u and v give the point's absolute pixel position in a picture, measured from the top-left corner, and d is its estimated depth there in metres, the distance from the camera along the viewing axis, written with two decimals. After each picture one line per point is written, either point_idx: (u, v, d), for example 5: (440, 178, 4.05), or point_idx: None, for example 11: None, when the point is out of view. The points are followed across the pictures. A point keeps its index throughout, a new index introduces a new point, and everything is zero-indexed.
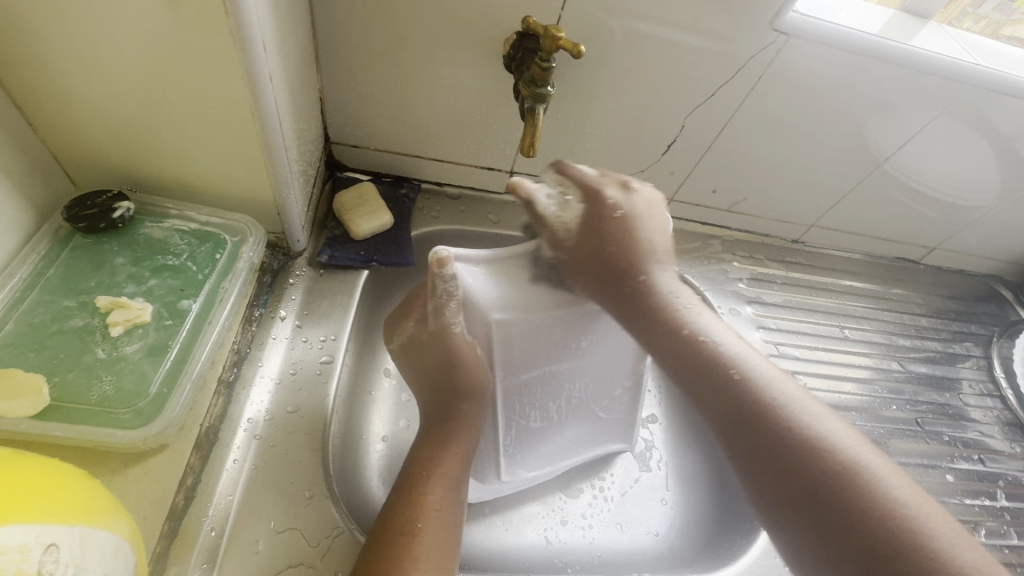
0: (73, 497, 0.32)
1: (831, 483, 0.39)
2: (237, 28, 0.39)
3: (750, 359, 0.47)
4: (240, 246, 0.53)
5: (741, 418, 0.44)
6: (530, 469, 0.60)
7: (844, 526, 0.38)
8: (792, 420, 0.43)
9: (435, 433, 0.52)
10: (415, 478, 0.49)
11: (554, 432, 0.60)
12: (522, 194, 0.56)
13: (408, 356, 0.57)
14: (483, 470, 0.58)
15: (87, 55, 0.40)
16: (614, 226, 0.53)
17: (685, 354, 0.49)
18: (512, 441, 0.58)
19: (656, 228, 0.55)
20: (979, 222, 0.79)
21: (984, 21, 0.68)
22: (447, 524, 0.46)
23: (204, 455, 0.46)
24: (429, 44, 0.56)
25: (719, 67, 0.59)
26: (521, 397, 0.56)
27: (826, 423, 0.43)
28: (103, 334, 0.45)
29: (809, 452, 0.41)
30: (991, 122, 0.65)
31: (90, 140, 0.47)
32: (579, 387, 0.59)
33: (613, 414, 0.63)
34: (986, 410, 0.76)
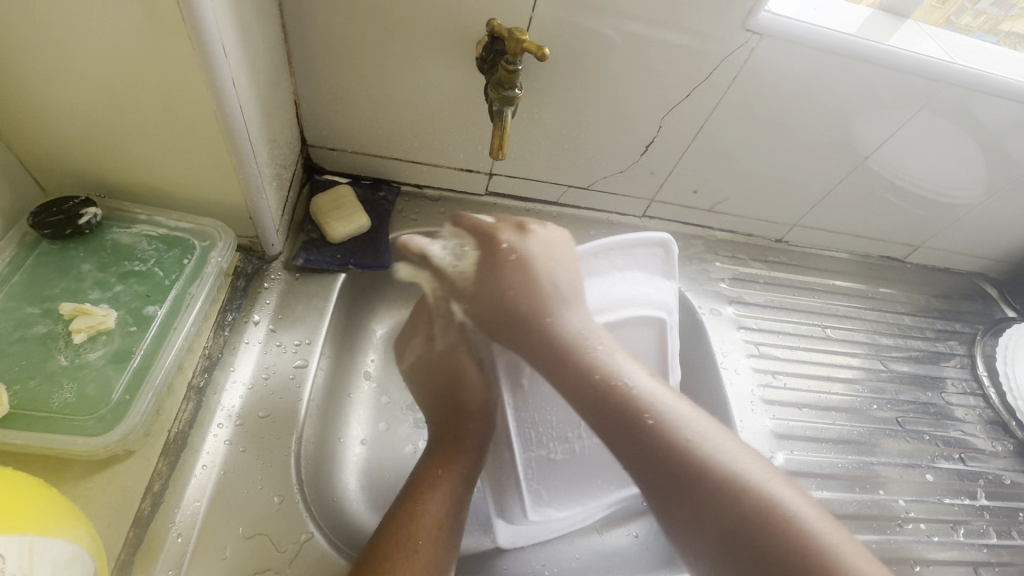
0: (25, 506, 0.32)
1: (757, 533, 0.41)
2: (194, 32, 0.38)
3: (664, 402, 0.49)
4: (209, 251, 0.53)
5: (662, 464, 0.46)
6: (561, 509, 0.58)
7: (764, 571, 0.40)
8: (703, 463, 0.45)
9: (437, 454, 0.54)
10: (411, 494, 0.49)
11: (584, 468, 0.59)
12: (415, 250, 0.62)
13: (418, 375, 0.63)
14: (509, 509, 0.57)
15: (45, 63, 0.40)
16: (511, 266, 0.58)
17: (602, 405, 0.50)
18: (535, 476, 0.58)
19: (557, 270, 0.58)
20: (965, 220, 0.79)
21: (982, 17, 0.67)
22: (442, 540, 0.46)
23: (171, 461, 0.46)
24: (401, 46, 0.56)
25: (693, 67, 0.59)
26: (536, 423, 0.58)
27: (740, 456, 0.45)
28: (66, 341, 0.45)
29: (728, 498, 0.43)
30: (972, 121, 0.65)
31: (55, 147, 0.47)
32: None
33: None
34: (969, 409, 0.76)
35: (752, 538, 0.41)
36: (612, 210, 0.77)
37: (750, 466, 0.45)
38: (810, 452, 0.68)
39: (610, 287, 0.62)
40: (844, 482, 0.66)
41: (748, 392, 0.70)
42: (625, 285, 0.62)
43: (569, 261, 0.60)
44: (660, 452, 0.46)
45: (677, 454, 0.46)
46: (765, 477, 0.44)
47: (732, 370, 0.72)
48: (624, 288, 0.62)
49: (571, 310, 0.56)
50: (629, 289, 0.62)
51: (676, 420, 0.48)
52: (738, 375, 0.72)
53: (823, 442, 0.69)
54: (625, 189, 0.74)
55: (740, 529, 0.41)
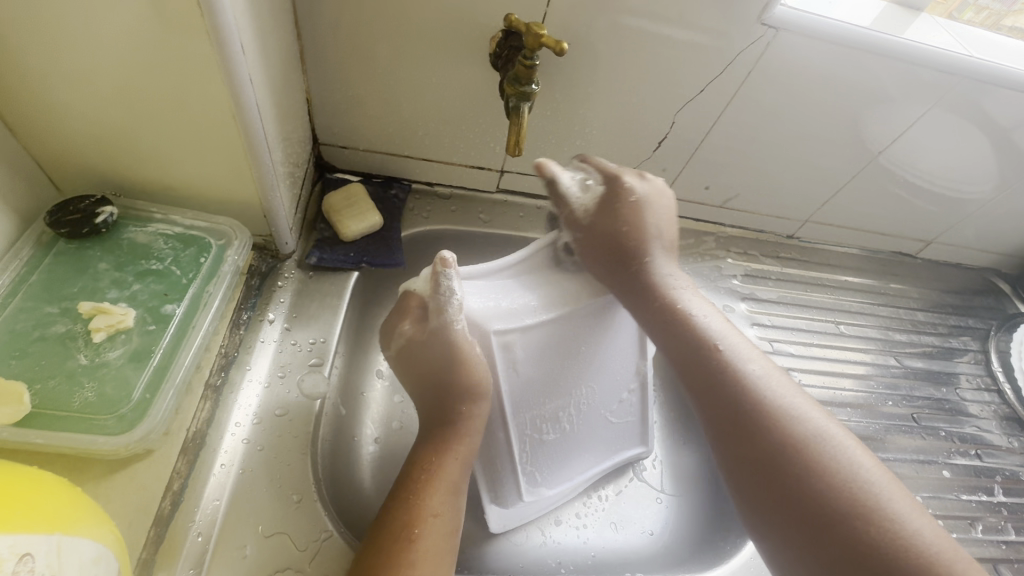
0: (51, 506, 0.32)
1: (801, 459, 0.42)
2: (214, 30, 0.38)
3: (734, 336, 0.51)
4: (225, 249, 0.53)
5: (720, 386, 0.47)
6: (553, 486, 0.59)
7: (801, 492, 0.41)
8: (761, 394, 0.46)
9: (432, 436, 0.51)
10: (412, 483, 0.47)
11: (570, 444, 0.60)
12: (546, 174, 0.58)
13: (406, 363, 0.55)
14: (504, 493, 0.57)
15: (64, 61, 0.40)
16: (628, 208, 0.57)
17: (674, 332, 0.52)
18: (529, 458, 0.58)
19: (663, 214, 0.58)
20: (977, 215, 0.78)
21: (984, 12, 0.67)
22: (448, 533, 0.46)
23: (190, 460, 0.45)
24: (414, 44, 0.56)
25: (708, 62, 0.59)
26: (531, 410, 0.56)
27: (801, 399, 0.46)
28: (85, 340, 0.45)
29: (783, 429, 0.44)
30: (987, 115, 0.64)
31: (71, 146, 0.46)
32: (587, 393, 0.59)
33: (624, 418, 0.63)
34: (983, 405, 0.76)
35: (799, 468, 0.42)
36: None
37: (808, 408, 0.45)
38: None
39: None
40: None
41: None
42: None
43: (673, 214, 0.59)
44: (723, 378, 0.47)
45: (738, 382, 0.47)
46: (821, 419, 0.44)
47: None
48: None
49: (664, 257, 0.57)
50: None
51: (743, 354, 0.49)
52: None
53: None
54: None
55: (786, 455, 0.43)
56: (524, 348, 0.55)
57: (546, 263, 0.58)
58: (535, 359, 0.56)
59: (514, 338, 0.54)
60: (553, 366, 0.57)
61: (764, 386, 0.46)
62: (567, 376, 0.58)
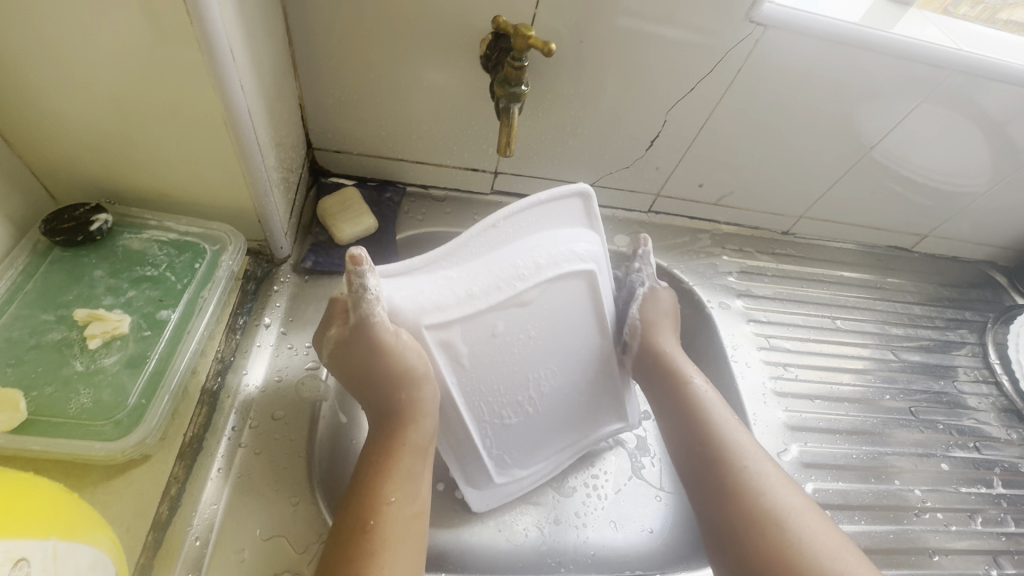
0: (48, 510, 0.32)
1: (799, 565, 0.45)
2: (202, 35, 0.38)
3: (735, 427, 0.54)
4: (220, 255, 0.53)
5: (724, 489, 0.50)
6: (525, 466, 0.58)
7: None
8: (759, 497, 0.49)
9: (383, 431, 0.48)
10: (367, 476, 0.46)
11: (536, 424, 0.56)
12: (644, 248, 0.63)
13: (341, 362, 0.50)
14: (475, 477, 0.56)
15: (56, 70, 0.40)
16: (661, 311, 0.62)
17: (683, 420, 0.55)
18: (496, 442, 0.54)
19: (672, 321, 0.62)
20: (973, 208, 0.78)
21: (980, 6, 0.67)
22: (409, 518, 0.45)
23: (187, 465, 0.46)
24: (404, 48, 0.56)
25: (698, 59, 0.59)
26: (485, 396, 0.51)
27: (796, 500, 0.49)
28: (81, 346, 0.45)
29: (781, 537, 0.46)
30: (978, 108, 0.64)
31: (64, 154, 0.47)
32: (548, 374, 0.53)
33: (594, 393, 0.58)
34: (982, 397, 0.76)
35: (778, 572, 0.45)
36: (618, 206, 0.77)
37: (804, 507, 0.49)
38: (824, 443, 0.67)
39: (553, 241, 0.50)
40: (858, 473, 0.66)
41: (759, 385, 0.70)
42: (554, 244, 0.50)
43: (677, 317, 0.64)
44: (718, 471, 0.51)
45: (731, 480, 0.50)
46: (816, 522, 0.48)
47: (743, 363, 0.71)
48: (554, 245, 0.50)
49: (674, 344, 0.60)
50: (559, 244, 0.51)
51: (748, 454, 0.52)
52: (749, 368, 0.71)
53: (834, 433, 0.68)
54: (631, 185, 0.74)
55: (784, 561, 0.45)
56: (465, 337, 0.48)
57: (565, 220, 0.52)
58: (484, 348, 0.49)
59: (451, 330, 0.48)
60: (507, 353, 0.50)
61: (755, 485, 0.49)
62: (521, 358, 0.51)
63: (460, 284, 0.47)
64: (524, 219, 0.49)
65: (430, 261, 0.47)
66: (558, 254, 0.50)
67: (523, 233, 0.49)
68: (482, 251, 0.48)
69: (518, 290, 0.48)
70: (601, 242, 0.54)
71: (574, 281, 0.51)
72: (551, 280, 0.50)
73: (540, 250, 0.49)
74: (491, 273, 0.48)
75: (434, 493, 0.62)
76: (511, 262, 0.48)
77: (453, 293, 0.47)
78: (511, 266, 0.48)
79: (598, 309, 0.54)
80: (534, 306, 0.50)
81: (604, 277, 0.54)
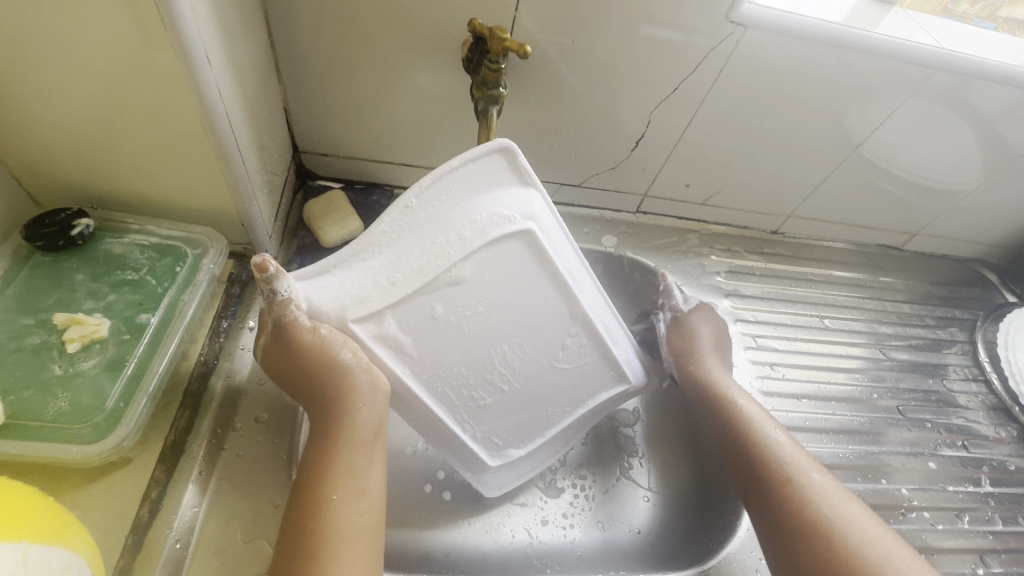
0: (20, 515, 0.32)
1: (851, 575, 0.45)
2: (177, 40, 0.39)
3: (783, 442, 0.54)
4: (201, 259, 0.53)
5: (771, 499, 0.51)
6: (522, 446, 0.57)
7: None
8: (806, 505, 0.49)
9: (322, 426, 0.47)
10: (308, 475, 0.44)
11: (519, 401, 0.52)
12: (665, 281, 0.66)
13: (269, 351, 0.47)
14: (469, 461, 0.56)
15: (34, 76, 0.41)
16: (696, 331, 0.64)
17: (733, 440, 0.56)
18: (475, 425, 0.52)
19: (717, 339, 0.65)
20: (962, 206, 0.78)
21: (980, 4, 0.67)
22: (354, 514, 0.43)
23: (168, 468, 0.46)
24: (386, 52, 0.57)
25: (680, 59, 0.59)
26: (447, 379, 0.49)
27: (849, 509, 0.49)
28: (60, 351, 0.45)
29: (831, 546, 0.46)
30: (963, 106, 0.64)
31: (47, 160, 0.47)
32: (512, 347, 0.49)
33: (575, 362, 0.54)
34: (971, 395, 0.76)
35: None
36: (606, 207, 0.77)
37: (858, 516, 0.48)
38: (811, 443, 0.67)
39: (476, 206, 0.46)
40: (846, 473, 0.66)
41: (746, 385, 0.70)
42: (476, 212, 0.46)
43: (723, 336, 0.66)
44: (770, 488, 0.51)
45: (783, 498, 0.50)
46: (870, 531, 0.47)
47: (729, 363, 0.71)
48: (476, 214, 0.46)
49: (718, 366, 0.62)
50: (482, 210, 0.46)
51: (795, 464, 0.52)
52: (736, 368, 0.71)
53: (822, 433, 0.68)
54: (618, 185, 0.74)
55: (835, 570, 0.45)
56: (401, 324, 0.46)
57: (489, 176, 0.47)
58: (429, 333, 0.47)
59: (383, 318, 0.46)
60: (457, 336, 0.47)
61: (808, 500, 0.49)
62: (478, 337, 0.48)
63: (382, 273, 0.45)
64: (438, 191, 0.45)
65: (348, 256, 0.46)
66: (483, 221, 0.46)
67: (441, 207, 0.46)
68: (402, 237, 0.46)
69: (445, 269, 0.45)
70: (541, 198, 0.49)
71: (510, 245, 0.47)
72: (480, 250, 0.46)
73: (466, 217, 0.46)
74: (415, 255, 0.45)
75: (421, 494, 0.62)
76: (433, 239, 0.45)
77: (379, 283, 0.45)
78: (433, 243, 0.45)
79: (550, 271, 0.49)
80: (476, 280, 0.46)
81: (548, 234, 0.49)
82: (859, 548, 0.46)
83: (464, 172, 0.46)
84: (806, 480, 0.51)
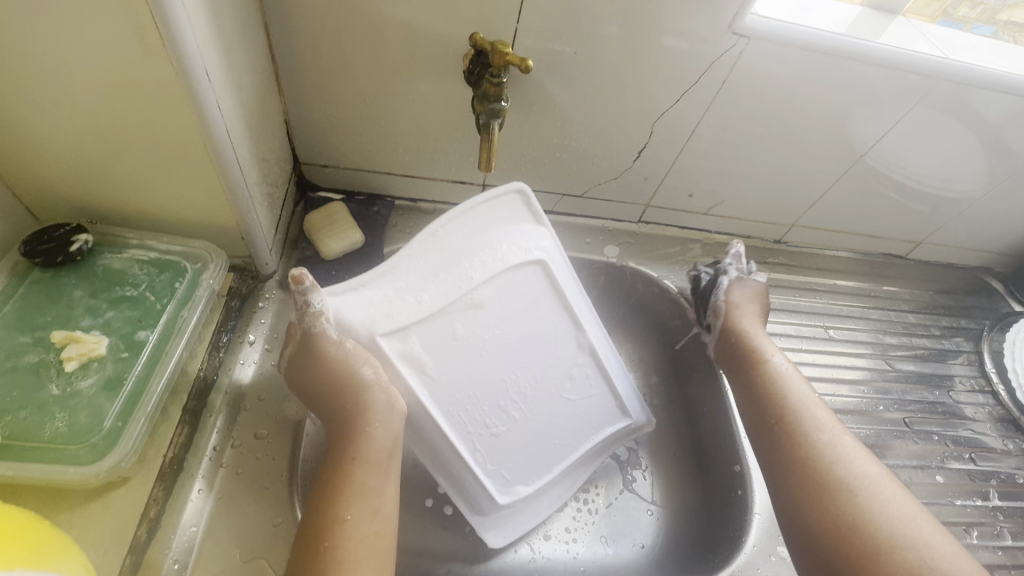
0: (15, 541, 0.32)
1: (864, 524, 0.46)
2: (177, 57, 0.39)
3: (815, 403, 0.56)
4: (201, 274, 0.53)
5: (792, 450, 0.53)
6: (531, 482, 0.54)
7: (858, 551, 0.46)
8: (827, 459, 0.51)
9: (335, 448, 0.46)
10: (320, 498, 0.43)
11: (529, 431, 0.52)
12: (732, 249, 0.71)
13: (296, 372, 0.49)
14: (476, 503, 0.53)
15: (32, 93, 0.41)
16: (741, 299, 0.68)
17: (761, 397, 0.58)
18: (487, 457, 0.51)
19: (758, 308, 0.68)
20: (966, 215, 0.78)
21: (980, 7, 0.66)
22: (368, 536, 0.42)
23: (167, 486, 0.45)
24: (386, 65, 0.57)
25: (682, 69, 0.59)
26: (463, 402, 0.48)
27: (871, 468, 0.50)
28: (57, 369, 0.45)
29: (848, 499, 0.48)
30: (967, 115, 0.64)
31: (45, 175, 0.47)
32: (527, 374, 0.51)
33: (583, 395, 0.55)
34: (978, 406, 0.75)
35: (848, 535, 0.47)
36: (608, 217, 0.77)
37: (881, 477, 0.50)
38: None
39: (497, 238, 0.52)
40: None
41: None
42: (498, 242, 0.51)
43: (763, 307, 0.69)
44: (795, 440, 0.54)
45: (806, 450, 0.53)
46: (889, 490, 0.49)
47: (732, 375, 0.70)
48: (497, 244, 0.51)
49: (756, 329, 0.65)
50: (502, 241, 0.51)
51: (821, 422, 0.54)
52: None
53: None
54: (620, 195, 0.74)
55: (847, 521, 0.47)
56: (423, 343, 0.47)
57: (507, 216, 0.54)
58: (447, 354, 0.48)
59: (407, 334, 0.47)
60: (473, 357, 0.49)
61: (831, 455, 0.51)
62: (494, 360, 0.49)
63: (408, 292, 0.48)
64: (462, 226, 0.52)
65: (376, 275, 0.49)
66: (503, 250, 0.51)
67: (463, 238, 0.51)
68: (427, 262, 0.50)
69: (468, 289, 0.48)
70: (552, 237, 0.55)
71: (528, 272, 0.51)
72: (501, 274, 0.50)
73: (489, 247, 0.51)
74: (438, 279, 0.49)
75: (422, 509, 0.61)
76: (458, 264, 0.49)
77: (405, 302, 0.48)
78: (457, 267, 0.49)
79: (562, 300, 0.53)
80: (494, 304, 0.49)
81: (561, 266, 0.54)
82: (873, 505, 0.47)
83: (488, 209, 0.54)
84: (834, 440, 0.53)
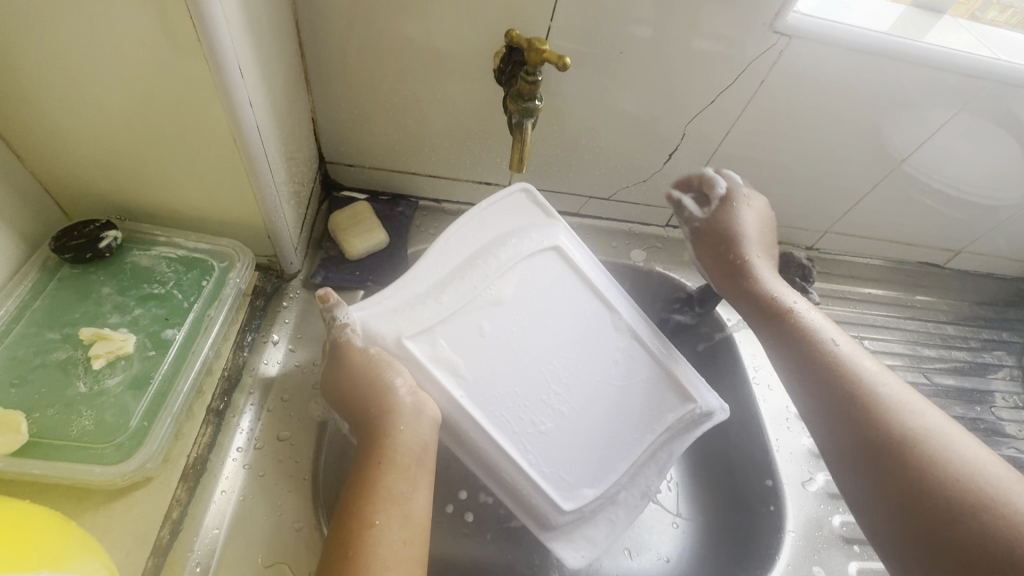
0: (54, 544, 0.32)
1: (930, 475, 0.42)
2: (210, 53, 0.38)
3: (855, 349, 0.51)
4: (228, 272, 0.52)
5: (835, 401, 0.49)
6: (596, 484, 0.50)
7: (922, 505, 0.41)
8: (875, 406, 0.47)
9: (366, 447, 0.45)
10: (348, 505, 0.42)
11: (583, 430, 0.49)
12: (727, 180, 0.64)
13: (326, 373, 0.49)
14: (540, 513, 0.49)
15: (64, 91, 0.40)
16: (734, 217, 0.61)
17: (794, 346, 0.53)
18: (541, 459, 0.48)
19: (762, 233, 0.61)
20: (1008, 224, 0.75)
21: (1010, 10, 0.63)
22: (397, 542, 0.41)
23: (190, 487, 0.45)
24: (415, 64, 0.56)
25: (718, 70, 0.57)
26: (504, 405, 0.47)
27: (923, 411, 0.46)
28: (85, 367, 0.45)
29: (908, 450, 0.44)
30: (1017, 119, 0.61)
31: (76, 173, 0.47)
32: (565, 363, 0.49)
33: (632, 378, 0.52)
34: (1021, 424, 0.72)
35: (927, 496, 0.41)
36: (634, 220, 0.75)
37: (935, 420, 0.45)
38: None
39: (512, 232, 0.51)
40: None
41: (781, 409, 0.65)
42: (509, 237, 0.51)
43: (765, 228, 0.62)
44: (852, 418, 0.47)
45: (857, 398, 0.48)
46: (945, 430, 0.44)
47: (764, 386, 0.67)
48: (510, 238, 0.51)
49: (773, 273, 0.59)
50: (513, 236, 0.51)
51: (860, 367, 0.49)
52: (771, 391, 0.66)
53: None
54: (648, 199, 0.72)
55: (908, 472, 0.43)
56: (452, 345, 0.47)
57: (525, 210, 0.54)
58: (478, 353, 0.47)
59: (434, 337, 0.47)
60: (507, 356, 0.48)
61: (887, 406, 0.46)
62: (528, 355, 0.48)
63: (429, 296, 0.48)
64: (474, 228, 0.51)
65: (398, 284, 0.48)
66: (516, 243, 0.51)
67: (474, 241, 0.50)
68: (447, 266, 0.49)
69: (489, 286, 0.48)
70: (568, 226, 0.54)
71: (543, 261, 0.51)
72: (518, 266, 0.50)
73: (506, 240, 0.50)
74: (460, 276, 0.48)
75: (443, 515, 0.60)
76: (474, 263, 0.49)
77: (428, 305, 0.47)
78: (475, 266, 0.49)
79: (589, 284, 0.52)
80: (517, 299, 0.49)
81: (576, 250, 0.53)
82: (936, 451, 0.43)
83: (502, 206, 0.53)
84: (904, 410, 0.46)
